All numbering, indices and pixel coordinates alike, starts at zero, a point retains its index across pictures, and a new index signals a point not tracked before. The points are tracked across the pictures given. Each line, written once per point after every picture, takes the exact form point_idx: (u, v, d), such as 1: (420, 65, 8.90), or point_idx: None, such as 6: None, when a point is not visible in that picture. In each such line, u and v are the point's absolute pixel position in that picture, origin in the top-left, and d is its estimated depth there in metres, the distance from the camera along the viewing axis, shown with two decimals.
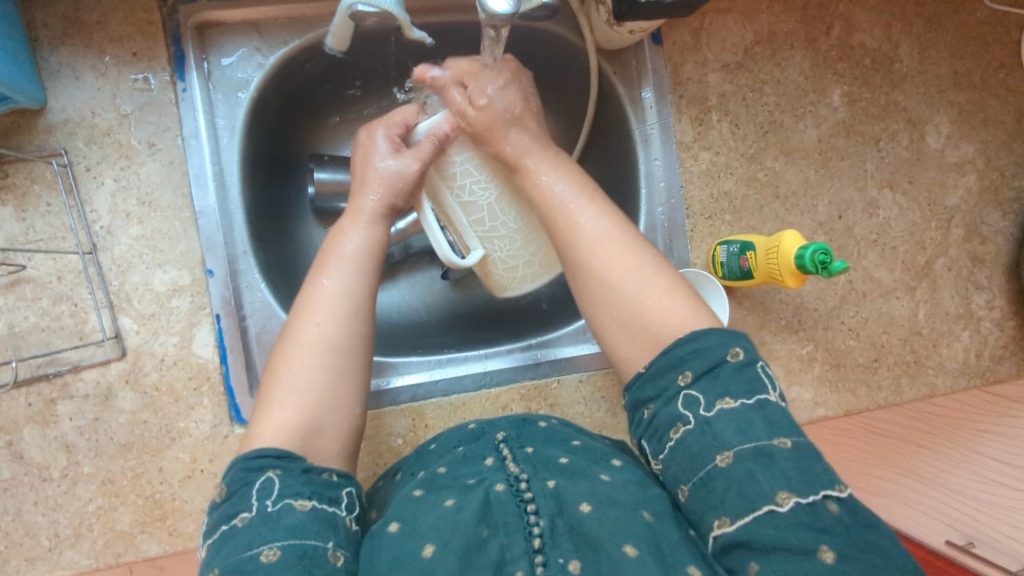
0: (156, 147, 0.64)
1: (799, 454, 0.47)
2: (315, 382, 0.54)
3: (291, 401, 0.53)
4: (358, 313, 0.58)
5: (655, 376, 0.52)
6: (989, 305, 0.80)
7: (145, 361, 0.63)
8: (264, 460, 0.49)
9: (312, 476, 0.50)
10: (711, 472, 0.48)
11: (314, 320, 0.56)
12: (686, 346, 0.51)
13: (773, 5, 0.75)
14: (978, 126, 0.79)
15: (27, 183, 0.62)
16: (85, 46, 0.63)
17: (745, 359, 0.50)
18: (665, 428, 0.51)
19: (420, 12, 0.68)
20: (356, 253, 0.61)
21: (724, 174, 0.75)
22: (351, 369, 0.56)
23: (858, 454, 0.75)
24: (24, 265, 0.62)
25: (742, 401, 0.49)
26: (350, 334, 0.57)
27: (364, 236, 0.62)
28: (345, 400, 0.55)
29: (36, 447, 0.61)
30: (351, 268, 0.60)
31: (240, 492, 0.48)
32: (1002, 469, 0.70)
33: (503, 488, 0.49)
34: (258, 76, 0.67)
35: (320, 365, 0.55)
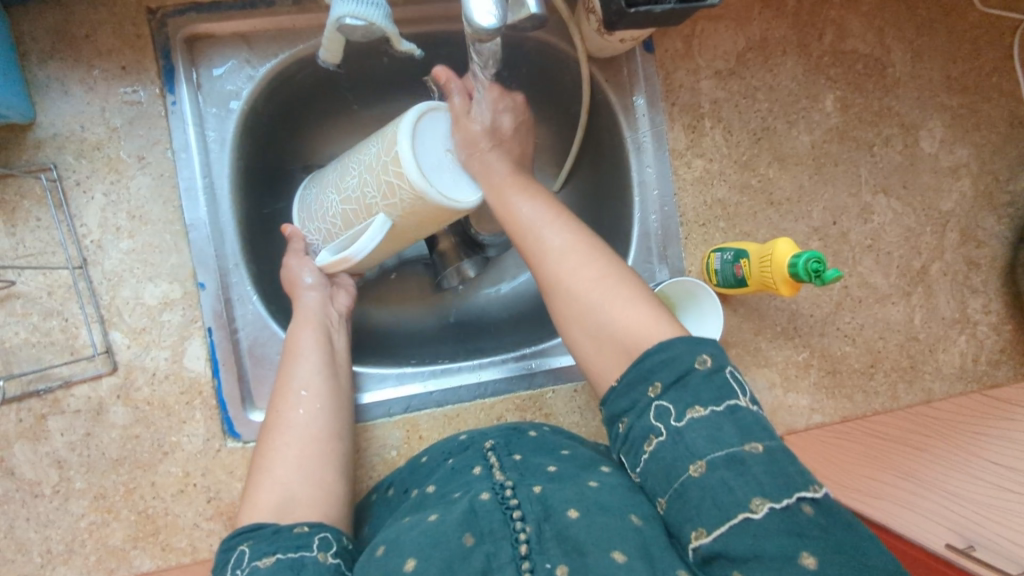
0: (146, 160, 0.64)
1: (771, 459, 0.46)
2: (277, 463, 0.57)
3: (260, 481, 0.56)
4: (330, 401, 0.62)
5: (625, 390, 0.52)
6: (985, 310, 0.79)
7: (136, 375, 0.63)
8: (236, 538, 0.50)
9: (281, 534, 0.50)
10: (685, 482, 0.47)
11: (300, 406, 0.60)
12: (655, 356, 0.51)
13: (764, 12, 0.75)
14: (972, 130, 0.79)
15: (17, 199, 0.62)
16: (74, 60, 0.63)
17: (711, 364, 0.50)
18: (639, 441, 0.50)
19: (409, 23, 0.68)
20: (307, 341, 0.64)
21: (718, 181, 0.75)
22: (330, 450, 0.59)
23: (854, 455, 0.73)
24: (14, 281, 0.62)
25: (712, 409, 0.48)
26: (329, 421, 0.61)
27: (310, 323, 0.66)
28: (310, 472, 0.57)
29: (28, 463, 0.61)
30: (317, 355, 0.64)
31: (221, 572, 0.49)
32: (1003, 473, 0.68)
33: (488, 497, 0.49)
34: (248, 87, 0.67)
35: (283, 444, 0.58)
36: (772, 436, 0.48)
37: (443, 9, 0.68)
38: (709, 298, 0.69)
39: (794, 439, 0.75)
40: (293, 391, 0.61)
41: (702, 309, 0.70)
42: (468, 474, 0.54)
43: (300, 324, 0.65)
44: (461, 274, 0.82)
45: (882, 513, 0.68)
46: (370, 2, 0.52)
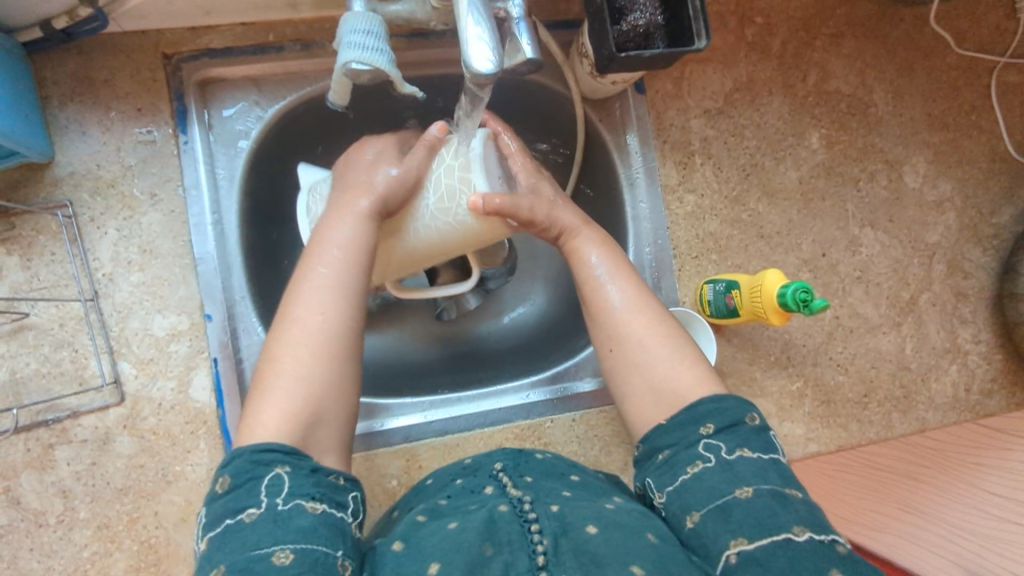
0: (158, 197, 0.67)
1: (810, 504, 0.49)
2: (316, 371, 0.54)
3: (294, 389, 0.52)
4: (351, 303, 0.57)
5: (674, 427, 0.55)
6: (975, 339, 0.81)
7: (142, 406, 0.65)
8: (274, 455, 0.49)
9: (321, 475, 0.49)
10: (729, 502, 0.49)
11: (315, 308, 0.55)
12: (710, 403, 0.54)
13: (750, 55, 0.79)
14: (953, 166, 0.82)
15: (33, 234, 0.64)
16: (92, 103, 0.66)
17: (760, 423, 0.54)
18: (682, 464, 0.53)
19: (409, 67, 0.71)
20: (348, 243, 0.58)
21: (709, 215, 0.78)
22: (343, 359, 0.55)
23: (859, 489, 0.77)
24: (27, 313, 0.64)
25: (760, 454, 0.52)
26: (351, 326, 0.56)
27: (358, 224, 0.59)
28: (344, 388, 0.55)
29: (34, 493, 0.62)
30: (346, 257, 0.58)
31: (247, 485, 0.48)
32: (1006, 504, 0.71)
33: (507, 510, 0.50)
34: (257, 128, 0.70)
35: (321, 352, 0.54)
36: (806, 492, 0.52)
37: (442, 54, 0.71)
38: (702, 327, 0.71)
39: (795, 470, 0.77)
40: (312, 290, 0.56)
41: (695, 338, 0.72)
42: (481, 493, 0.55)
43: (337, 217, 0.59)
44: (461, 304, 0.84)
45: (886, 547, 0.74)
46: (377, 49, 0.54)
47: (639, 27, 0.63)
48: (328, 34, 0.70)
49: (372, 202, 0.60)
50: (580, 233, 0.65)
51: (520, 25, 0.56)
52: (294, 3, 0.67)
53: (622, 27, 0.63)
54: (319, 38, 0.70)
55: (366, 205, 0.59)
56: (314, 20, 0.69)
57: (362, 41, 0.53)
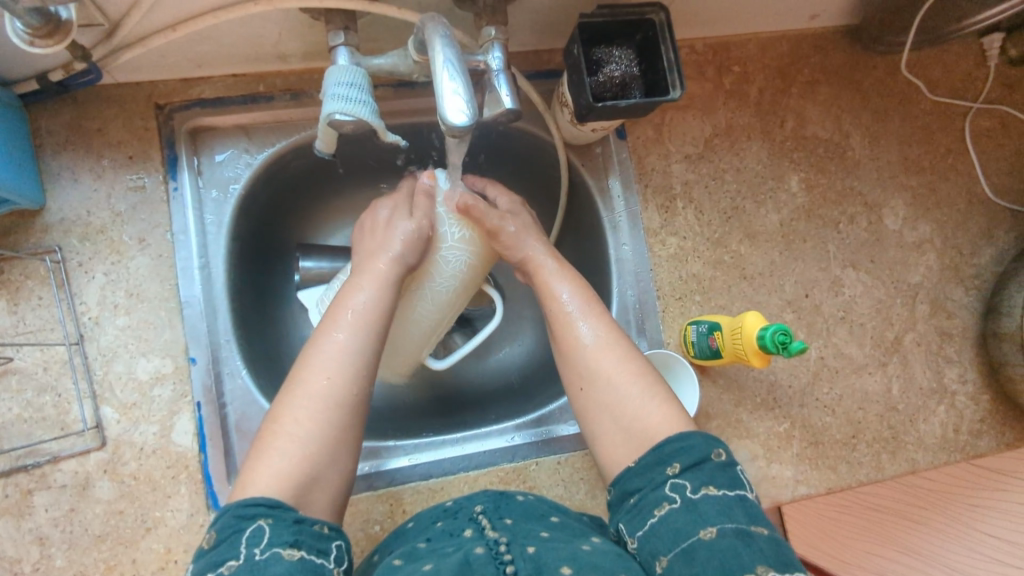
0: (147, 242, 0.68)
1: (776, 541, 0.49)
2: (317, 436, 0.53)
3: (291, 452, 0.52)
4: (363, 370, 0.57)
5: (642, 468, 0.55)
6: (961, 379, 0.81)
7: (124, 450, 0.64)
8: (257, 509, 0.48)
9: (304, 526, 0.49)
10: (694, 544, 0.49)
11: (323, 371, 0.55)
12: (675, 443, 0.54)
13: (729, 102, 0.81)
14: (932, 208, 0.84)
15: (22, 279, 0.65)
16: (85, 151, 0.68)
17: (726, 459, 0.54)
18: (649, 507, 0.52)
19: (396, 115, 0.73)
20: (367, 311, 0.59)
21: (691, 257, 0.79)
22: (347, 427, 0.55)
23: (857, 532, 0.76)
24: (12, 357, 0.64)
25: (725, 492, 0.51)
26: (357, 393, 0.56)
27: (377, 293, 0.61)
28: (342, 456, 0.54)
29: (10, 540, 0.61)
30: (363, 323, 0.59)
31: (230, 538, 0.48)
32: (1001, 546, 0.76)
33: (482, 552, 0.49)
34: (246, 174, 0.71)
35: (325, 416, 0.54)
36: (774, 529, 0.51)
37: (428, 102, 0.73)
38: (684, 369, 0.72)
39: (787, 511, 0.75)
40: (325, 354, 0.57)
41: (678, 380, 0.72)
42: (459, 536, 0.54)
43: (359, 283, 0.61)
44: (448, 346, 0.84)
45: None
46: (358, 100, 0.55)
47: (615, 78, 0.65)
48: (317, 84, 0.72)
49: (389, 267, 0.63)
50: (551, 266, 0.67)
51: (500, 76, 0.58)
52: (284, 56, 0.69)
53: (599, 78, 0.65)
54: (308, 88, 0.72)
55: (385, 270, 0.62)
56: (303, 71, 0.72)
57: (343, 92, 0.55)
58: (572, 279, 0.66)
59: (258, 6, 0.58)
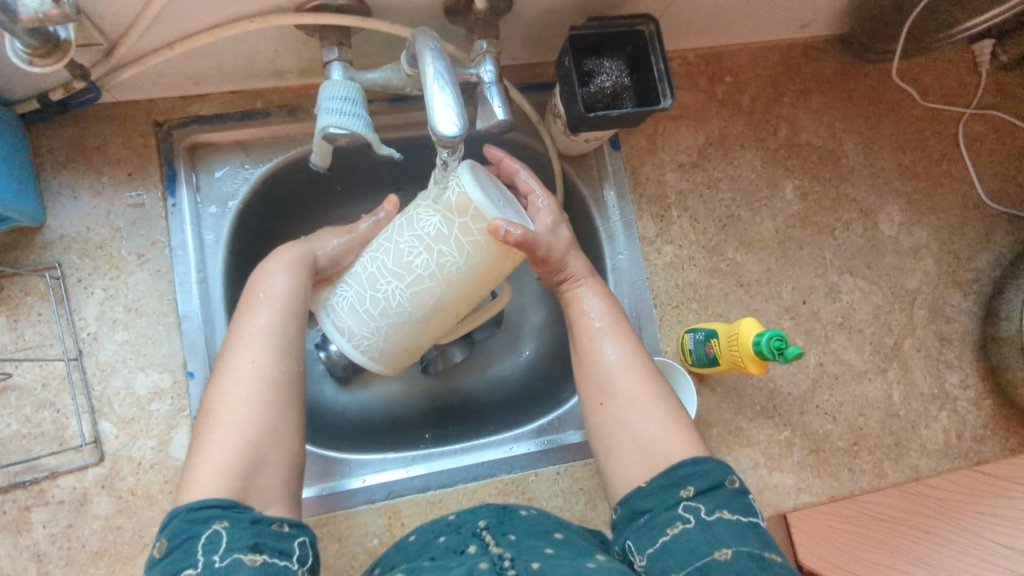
0: (145, 258, 0.69)
1: (790, 570, 0.49)
2: (254, 418, 0.54)
3: (230, 438, 0.52)
4: (290, 350, 0.58)
5: (654, 491, 0.55)
6: (962, 384, 0.81)
7: (122, 465, 0.64)
8: (209, 511, 0.48)
9: (262, 527, 0.49)
10: (708, 564, 0.49)
11: (248, 355, 0.56)
12: (690, 467, 0.55)
13: (721, 111, 0.82)
14: (927, 213, 0.84)
15: (21, 295, 0.66)
16: (85, 169, 0.69)
17: (740, 486, 0.54)
18: (662, 526, 0.52)
19: (392, 128, 0.74)
20: (285, 293, 0.60)
21: (688, 265, 0.79)
22: (283, 405, 0.55)
23: (864, 542, 0.75)
24: (10, 373, 0.65)
25: (739, 517, 0.52)
26: (286, 370, 0.57)
27: (291, 275, 0.62)
28: (284, 435, 0.55)
29: (7, 557, 0.61)
30: (283, 305, 0.60)
31: (183, 545, 0.47)
32: (1012, 555, 0.75)
33: (487, 567, 0.49)
34: (244, 189, 0.72)
35: (256, 397, 0.55)
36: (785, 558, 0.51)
37: (423, 116, 0.74)
38: (683, 376, 0.71)
39: (792, 519, 0.74)
40: (249, 339, 0.57)
41: (676, 389, 0.72)
42: (464, 552, 0.53)
43: (274, 268, 0.62)
44: (447, 358, 0.84)
45: None
46: (354, 114, 0.56)
47: (606, 89, 0.66)
48: (313, 100, 0.73)
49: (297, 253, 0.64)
50: (586, 287, 0.65)
51: (492, 89, 0.59)
52: (280, 72, 0.70)
53: (591, 89, 0.66)
54: (304, 104, 0.73)
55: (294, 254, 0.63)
56: (300, 87, 0.73)
57: (339, 107, 0.56)
58: (603, 297, 0.65)
59: (255, 23, 0.59)
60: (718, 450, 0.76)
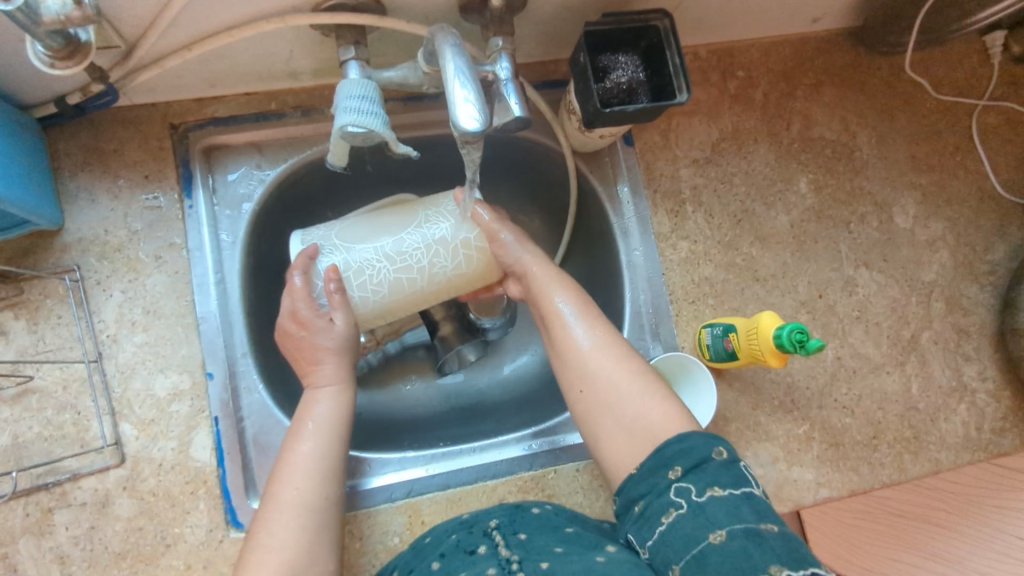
0: (163, 259, 0.69)
1: (787, 536, 0.48)
2: (292, 543, 0.54)
3: (268, 562, 0.53)
4: (332, 477, 0.59)
5: (644, 475, 0.54)
6: (981, 376, 0.80)
7: (143, 467, 0.64)
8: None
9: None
10: (705, 549, 0.48)
11: (292, 483, 0.57)
12: (675, 445, 0.54)
13: (734, 107, 0.82)
14: (943, 205, 0.83)
15: (41, 298, 0.66)
16: (102, 172, 0.69)
17: (728, 457, 0.53)
18: (657, 514, 0.52)
19: (406, 127, 0.74)
20: (327, 422, 0.62)
21: (703, 261, 0.79)
22: (322, 532, 0.56)
23: (875, 535, 0.77)
24: (31, 376, 0.65)
25: (731, 491, 0.51)
26: (327, 495, 0.58)
27: (334, 402, 0.63)
28: (321, 557, 0.55)
29: (31, 560, 0.61)
30: (327, 434, 0.61)
31: None
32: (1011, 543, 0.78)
33: (495, 573, 0.50)
34: (259, 190, 0.72)
35: (297, 523, 0.55)
36: (784, 525, 0.50)
37: (438, 114, 0.74)
38: (701, 371, 0.71)
39: (806, 516, 0.75)
40: (295, 466, 0.58)
41: (695, 385, 0.72)
42: (474, 552, 0.54)
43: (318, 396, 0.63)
44: (460, 358, 0.84)
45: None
46: (371, 113, 0.56)
47: (622, 84, 0.66)
48: (327, 100, 0.73)
49: (337, 379, 0.65)
50: (542, 274, 0.67)
51: (509, 85, 0.58)
52: (295, 73, 0.71)
53: (606, 84, 0.66)
54: (319, 104, 0.73)
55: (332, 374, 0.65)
56: (314, 88, 0.73)
57: (357, 106, 0.56)
58: (567, 289, 0.66)
59: (271, 24, 0.59)
60: (736, 445, 0.75)
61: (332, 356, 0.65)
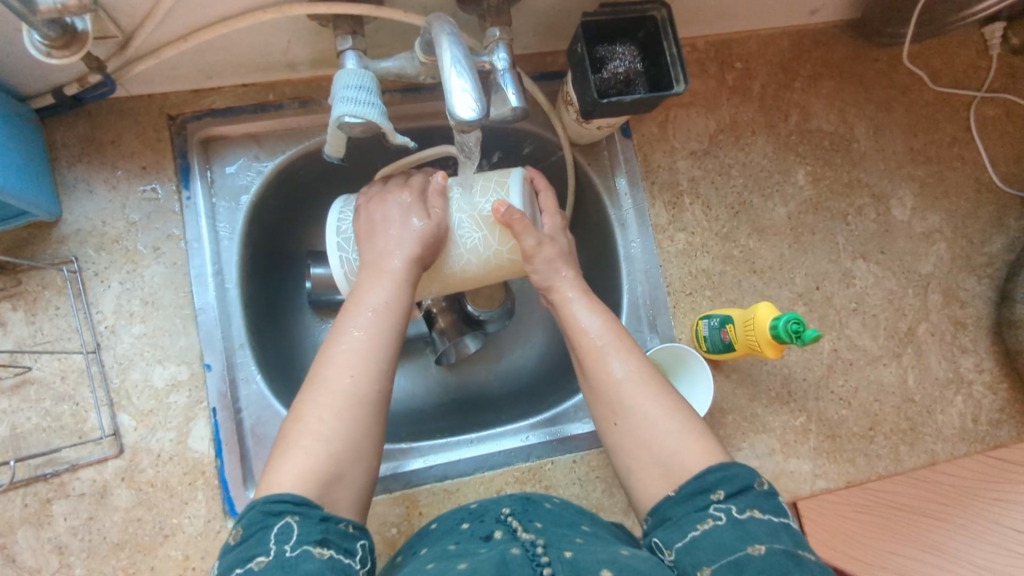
0: (161, 251, 0.69)
1: (822, 566, 0.50)
2: (340, 432, 0.53)
3: (316, 450, 0.52)
4: (379, 368, 0.56)
5: (684, 494, 0.54)
6: (977, 368, 0.80)
7: (141, 457, 0.65)
8: (283, 505, 0.48)
9: (330, 525, 0.49)
10: (742, 559, 0.49)
11: (345, 370, 0.55)
12: (718, 471, 0.54)
13: (732, 98, 0.82)
14: (940, 197, 0.84)
15: (39, 289, 0.66)
16: (100, 163, 0.69)
17: (767, 488, 0.54)
18: (692, 522, 0.52)
19: (404, 118, 0.74)
20: (383, 306, 0.58)
21: (701, 253, 0.79)
22: (368, 424, 0.54)
23: (873, 529, 0.75)
24: (30, 367, 0.65)
25: (770, 516, 0.52)
26: (379, 389, 0.55)
27: (392, 288, 0.59)
28: (365, 453, 0.54)
29: (30, 550, 0.61)
30: (382, 320, 0.58)
31: (257, 534, 0.48)
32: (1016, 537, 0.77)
33: (520, 552, 0.49)
34: (257, 181, 0.72)
35: (341, 412, 0.53)
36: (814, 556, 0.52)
37: (436, 106, 0.74)
38: (698, 363, 0.71)
39: (804, 507, 0.73)
40: (344, 352, 0.56)
41: (692, 377, 0.72)
42: (491, 539, 0.54)
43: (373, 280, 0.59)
44: (460, 348, 0.83)
45: None
46: (368, 102, 0.56)
47: (620, 74, 0.66)
48: (325, 91, 0.73)
49: (403, 264, 0.60)
50: (577, 302, 0.63)
51: (507, 76, 0.58)
52: (292, 64, 0.71)
53: (604, 75, 0.66)
54: (316, 96, 0.73)
55: (400, 267, 0.60)
56: (312, 79, 0.73)
57: (354, 96, 0.56)
58: (601, 316, 0.63)
59: (268, 13, 0.59)
60: (733, 437, 0.75)
61: (406, 245, 0.61)
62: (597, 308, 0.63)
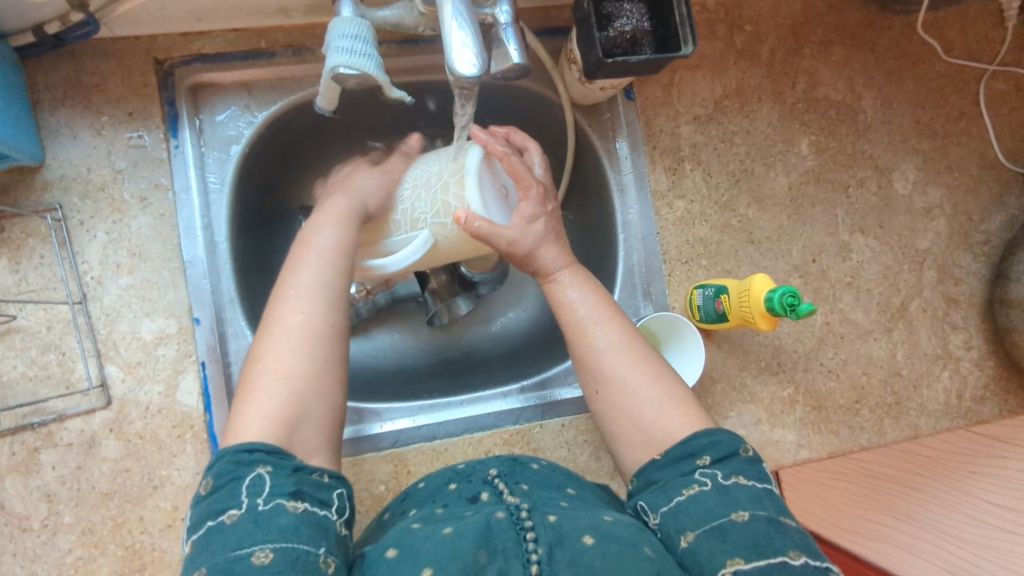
0: (148, 201, 0.67)
1: (804, 532, 0.50)
2: (302, 369, 0.52)
3: (278, 388, 0.51)
4: (325, 301, 0.55)
5: (669, 458, 0.55)
6: (966, 346, 0.80)
7: (129, 409, 0.64)
8: (254, 455, 0.47)
9: (303, 475, 0.48)
10: (724, 524, 0.49)
11: (296, 307, 0.54)
12: (704, 437, 0.54)
13: (739, 62, 0.79)
14: (943, 172, 0.82)
15: (22, 237, 0.65)
16: (84, 107, 0.67)
17: (754, 454, 0.54)
18: (677, 487, 0.52)
19: (399, 72, 0.72)
20: (333, 246, 0.58)
21: (699, 221, 0.78)
22: (330, 360, 0.54)
23: (849, 496, 0.79)
24: (14, 316, 0.64)
25: (755, 483, 0.52)
26: (334, 324, 0.55)
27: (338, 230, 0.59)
28: (331, 392, 0.53)
29: (18, 497, 0.62)
30: (334, 256, 0.58)
31: (228, 485, 0.46)
32: (986, 508, 0.81)
33: (504, 516, 0.49)
34: (248, 132, 0.70)
35: (307, 349, 0.53)
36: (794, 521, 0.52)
37: (435, 60, 0.72)
38: (690, 332, 0.71)
39: (785, 476, 0.76)
40: (295, 290, 0.55)
41: (684, 344, 0.72)
42: (477, 501, 0.54)
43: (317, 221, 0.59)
44: (453, 310, 0.83)
45: (876, 553, 0.78)
46: (364, 54, 0.54)
47: (626, 33, 0.64)
48: (319, 40, 0.70)
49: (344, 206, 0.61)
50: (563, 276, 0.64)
51: (509, 31, 0.56)
52: (285, 10, 0.68)
53: (609, 33, 0.64)
54: (310, 44, 0.70)
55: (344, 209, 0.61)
56: (306, 26, 0.70)
57: (350, 46, 0.53)
58: (579, 285, 0.64)
59: None
60: (721, 405, 0.76)
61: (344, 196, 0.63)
62: (579, 278, 0.64)
